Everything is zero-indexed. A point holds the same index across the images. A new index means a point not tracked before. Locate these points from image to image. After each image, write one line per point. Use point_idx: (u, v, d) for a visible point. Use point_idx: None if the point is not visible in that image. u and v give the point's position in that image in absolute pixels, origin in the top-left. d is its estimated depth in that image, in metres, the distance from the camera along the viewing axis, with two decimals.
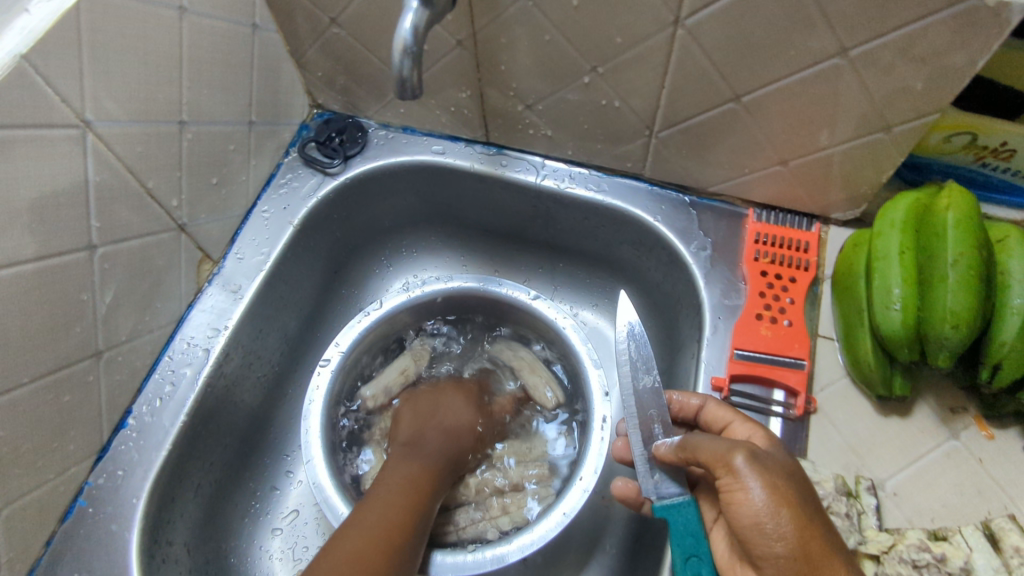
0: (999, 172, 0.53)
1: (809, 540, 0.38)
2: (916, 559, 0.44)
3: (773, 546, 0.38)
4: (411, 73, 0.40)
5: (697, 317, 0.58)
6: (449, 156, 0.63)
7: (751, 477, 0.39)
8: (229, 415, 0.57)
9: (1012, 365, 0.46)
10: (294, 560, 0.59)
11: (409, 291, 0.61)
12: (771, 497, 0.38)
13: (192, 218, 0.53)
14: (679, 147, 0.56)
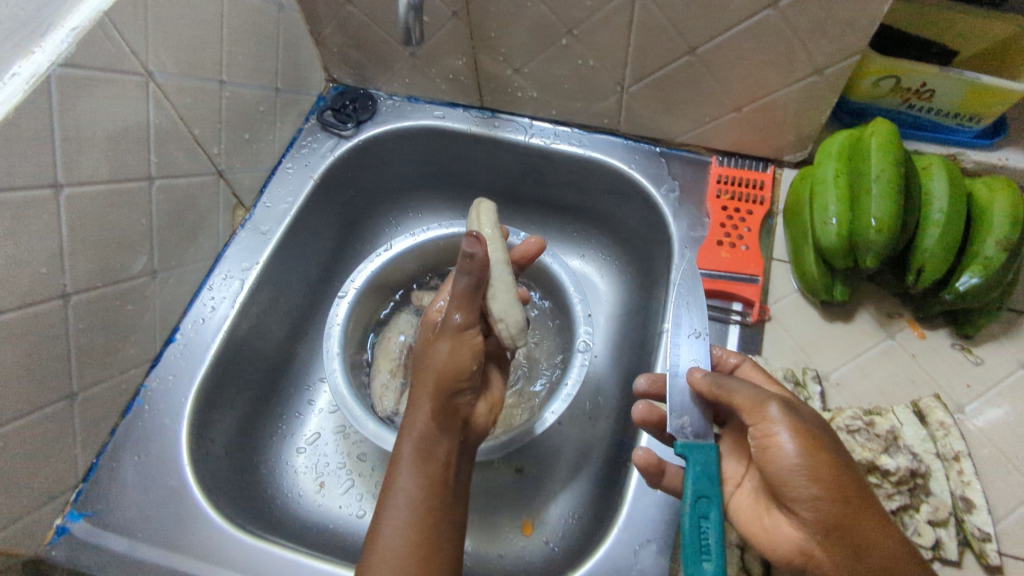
0: (925, 112, 0.62)
1: (842, 487, 0.38)
2: (851, 426, 0.52)
3: (809, 490, 0.38)
4: (414, 25, 0.48)
5: (668, 248, 0.66)
6: (448, 120, 0.72)
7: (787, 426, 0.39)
8: (259, 341, 0.65)
9: (932, 268, 0.55)
10: (317, 473, 0.66)
11: (415, 235, 0.69)
12: (806, 444, 0.38)
13: (229, 166, 0.62)
14: (647, 101, 0.65)
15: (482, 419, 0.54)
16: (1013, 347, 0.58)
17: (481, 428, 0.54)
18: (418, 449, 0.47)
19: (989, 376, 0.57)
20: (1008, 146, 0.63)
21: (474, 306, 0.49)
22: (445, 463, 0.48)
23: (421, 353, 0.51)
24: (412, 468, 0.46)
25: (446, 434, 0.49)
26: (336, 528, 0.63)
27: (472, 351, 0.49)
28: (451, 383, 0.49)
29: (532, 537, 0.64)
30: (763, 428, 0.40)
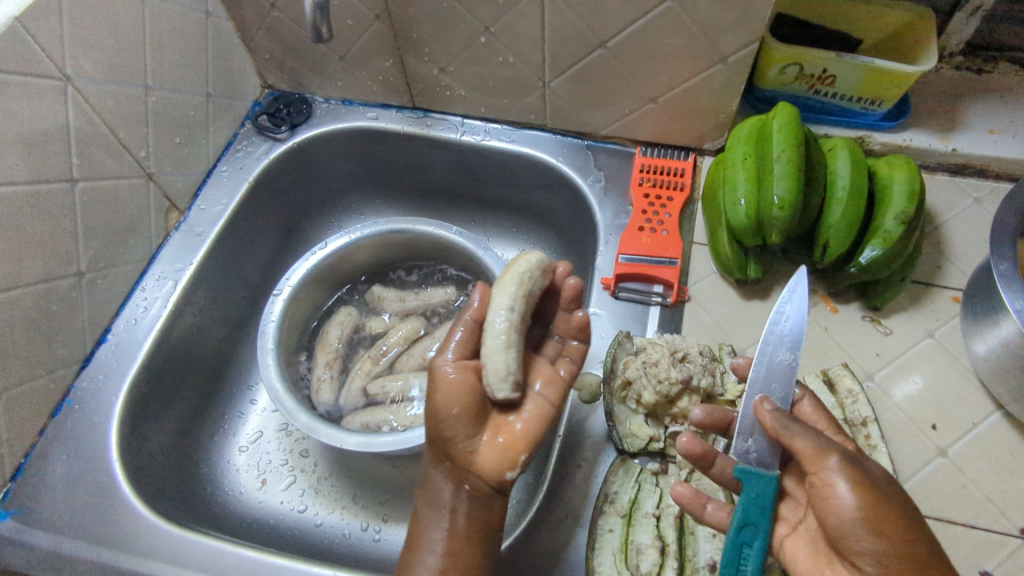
0: (832, 98, 0.65)
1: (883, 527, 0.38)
2: None
3: (869, 543, 0.38)
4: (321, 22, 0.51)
5: (595, 236, 0.69)
6: (382, 121, 0.74)
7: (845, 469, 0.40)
8: (196, 341, 0.66)
9: (836, 243, 0.57)
10: (258, 471, 0.67)
11: (351, 233, 0.71)
12: (863, 496, 0.39)
13: (160, 169, 0.63)
14: (569, 95, 0.67)
15: (489, 466, 0.48)
16: (919, 316, 0.61)
17: (489, 477, 0.48)
18: (434, 492, 0.49)
19: (897, 344, 0.60)
20: (909, 128, 0.67)
21: (461, 340, 0.51)
22: (448, 509, 0.48)
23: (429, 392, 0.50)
24: (427, 514, 0.49)
25: (449, 480, 0.49)
26: (276, 524, 0.64)
27: (459, 383, 0.48)
28: (435, 423, 0.48)
29: None
30: (821, 471, 0.40)
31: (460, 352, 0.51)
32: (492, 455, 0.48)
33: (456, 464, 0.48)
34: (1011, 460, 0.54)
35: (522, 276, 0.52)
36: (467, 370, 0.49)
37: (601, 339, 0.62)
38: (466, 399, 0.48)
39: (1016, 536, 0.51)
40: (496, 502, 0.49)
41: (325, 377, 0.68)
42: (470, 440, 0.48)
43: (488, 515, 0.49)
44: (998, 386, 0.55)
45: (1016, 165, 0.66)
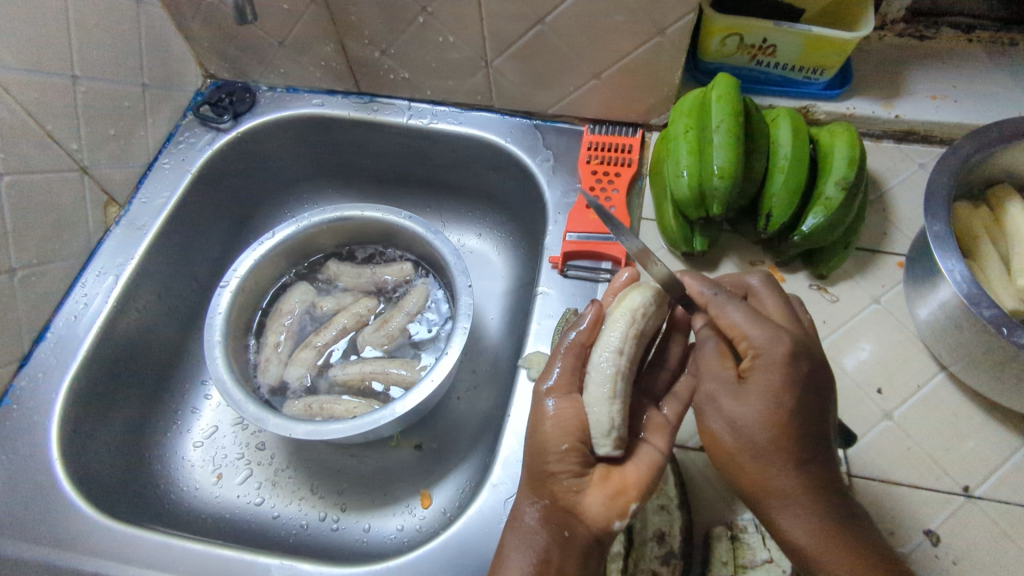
0: (774, 68, 0.65)
1: (757, 445, 0.43)
2: None
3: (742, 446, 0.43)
4: None
5: (545, 214, 0.69)
6: (327, 107, 0.73)
7: (721, 397, 0.44)
8: (145, 336, 0.66)
9: (779, 212, 0.57)
10: (214, 466, 0.65)
11: (298, 221, 0.70)
12: (737, 405, 0.43)
13: (94, 162, 0.63)
14: (513, 74, 0.67)
15: (596, 511, 0.43)
16: (865, 282, 0.62)
17: (596, 523, 0.43)
18: (521, 532, 0.45)
19: (844, 311, 0.61)
20: (853, 96, 0.67)
21: (567, 369, 0.48)
22: (542, 555, 0.44)
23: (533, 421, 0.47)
24: (511, 550, 0.45)
25: (546, 521, 0.45)
26: (232, 518, 0.63)
27: (566, 415, 0.46)
28: (540, 458, 0.45)
29: (430, 508, 0.62)
30: (702, 398, 0.46)
31: (565, 381, 0.48)
32: (600, 502, 0.44)
33: (559, 504, 0.44)
34: (953, 420, 0.55)
35: (632, 313, 0.49)
36: (572, 400, 0.46)
37: (550, 317, 0.62)
38: (575, 432, 0.45)
39: (959, 494, 0.52)
40: (593, 557, 0.45)
41: (273, 358, 0.67)
42: (578, 478, 0.44)
43: (584, 568, 0.44)
44: (940, 347, 0.56)
45: (958, 129, 0.66)
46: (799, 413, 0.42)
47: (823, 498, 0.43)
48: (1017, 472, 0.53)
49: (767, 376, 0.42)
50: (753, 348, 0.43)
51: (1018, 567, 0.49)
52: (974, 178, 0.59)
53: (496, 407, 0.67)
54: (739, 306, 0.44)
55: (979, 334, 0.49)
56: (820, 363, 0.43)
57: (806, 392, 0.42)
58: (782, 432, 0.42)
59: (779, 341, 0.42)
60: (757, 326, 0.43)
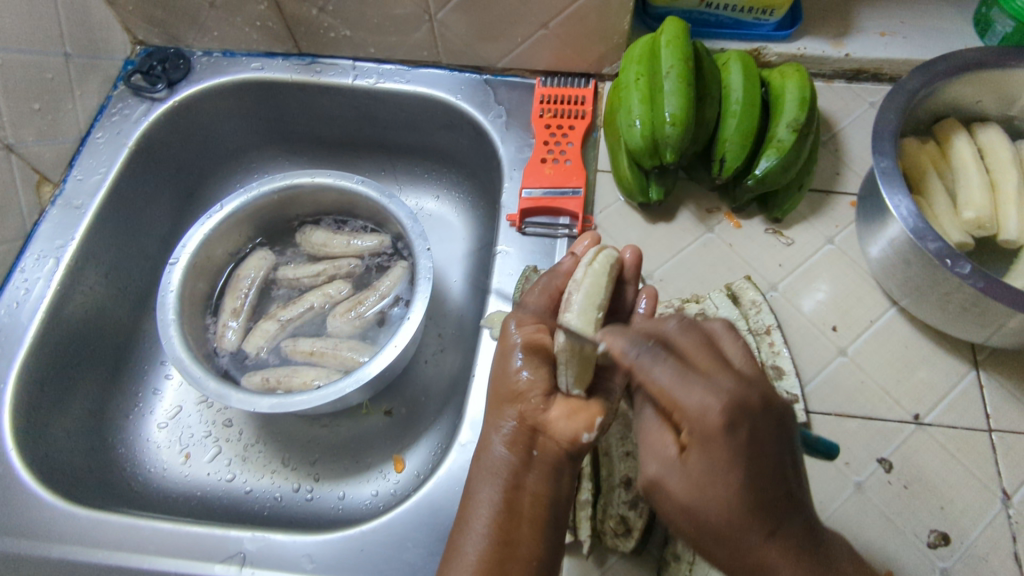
0: (724, 10, 0.64)
1: (670, 458, 0.38)
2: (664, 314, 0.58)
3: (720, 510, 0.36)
4: None
5: (501, 171, 0.68)
6: (267, 71, 0.70)
7: (668, 479, 0.38)
8: (96, 319, 0.64)
9: (732, 157, 0.57)
10: (181, 447, 0.64)
11: (247, 193, 0.67)
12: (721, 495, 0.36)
13: (19, 140, 0.60)
14: (458, 27, 0.65)
15: (562, 425, 0.44)
16: (819, 224, 0.63)
17: (563, 438, 0.44)
18: (488, 459, 0.45)
19: (799, 253, 0.61)
20: (803, 36, 0.67)
21: (538, 304, 0.50)
22: (512, 479, 0.44)
23: (501, 351, 0.48)
24: (478, 479, 0.45)
25: (513, 444, 0.45)
26: (204, 496, 0.62)
27: (532, 348, 0.47)
28: (507, 384, 0.46)
29: (403, 472, 0.62)
30: (633, 415, 0.43)
31: (535, 316, 0.49)
32: (566, 418, 0.44)
33: (525, 423, 0.45)
34: (904, 352, 0.57)
35: (597, 266, 0.49)
36: (539, 330, 0.48)
37: (510, 276, 0.62)
38: (541, 361, 0.46)
39: (910, 422, 0.54)
40: (565, 474, 0.45)
41: (232, 324, 0.66)
42: (544, 397, 0.45)
43: (555, 485, 0.44)
44: (890, 283, 0.57)
45: (906, 65, 0.67)
46: (735, 440, 0.35)
47: (731, 482, 0.35)
48: (964, 397, 0.55)
49: (685, 399, 0.38)
50: (678, 373, 0.39)
51: (964, 487, 0.52)
52: (921, 114, 0.60)
53: (462, 369, 0.67)
54: (666, 363, 0.37)
55: (926, 267, 0.51)
56: (764, 417, 0.36)
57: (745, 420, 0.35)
58: (699, 461, 0.36)
59: (711, 403, 0.35)
60: (687, 391, 0.36)
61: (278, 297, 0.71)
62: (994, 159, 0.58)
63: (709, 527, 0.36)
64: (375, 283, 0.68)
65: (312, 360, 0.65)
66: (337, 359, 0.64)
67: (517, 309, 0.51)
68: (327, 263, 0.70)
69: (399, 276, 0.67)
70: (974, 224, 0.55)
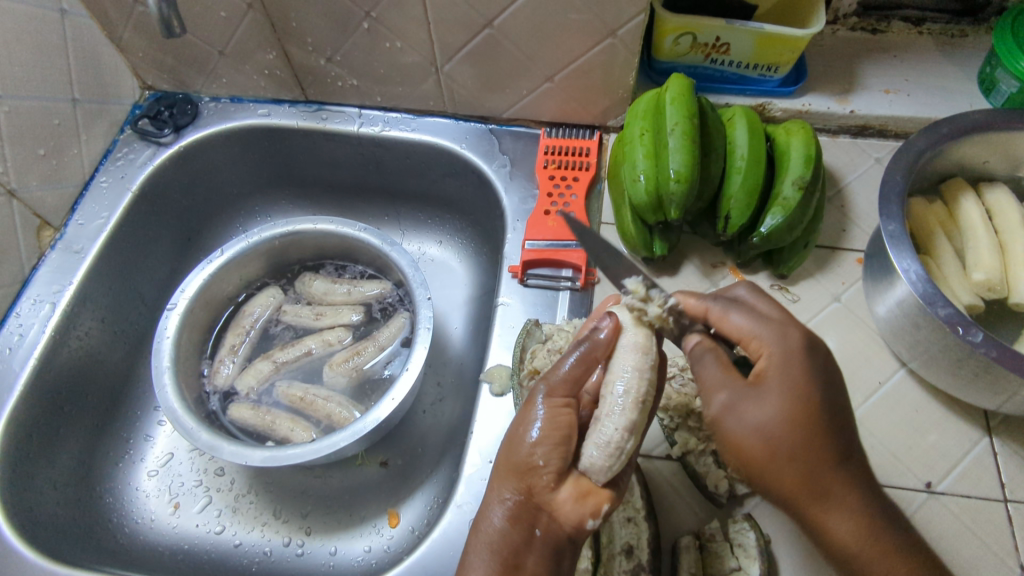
0: (728, 66, 0.64)
1: (793, 453, 0.40)
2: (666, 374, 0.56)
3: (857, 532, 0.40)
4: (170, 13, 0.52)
5: (504, 221, 0.67)
6: (274, 117, 0.70)
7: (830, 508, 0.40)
8: (90, 365, 0.63)
9: (737, 214, 0.56)
10: (170, 496, 0.63)
11: (248, 237, 0.67)
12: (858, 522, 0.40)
13: (23, 185, 0.60)
14: (464, 78, 0.65)
15: (569, 509, 0.42)
16: (825, 281, 0.62)
17: (568, 522, 0.42)
18: (487, 531, 0.43)
19: (805, 310, 0.60)
20: (808, 92, 0.67)
21: (570, 375, 0.44)
22: (511, 558, 0.42)
23: (522, 418, 0.44)
24: (474, 553, 0.42)
25: (515, 522, 0.42)
26: (191, 549, 0.60)
27: (552, 424, 0.43)
28: (521, 457, 0.43)
29: (398, 527, 0.61)
30: (718, 412, 0.43)
31: (566, 387, 0.44)
32: (573, 502, 0.42)
33: (532, 500, 0.42)
34: (914, 416, 0.55)
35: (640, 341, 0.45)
36: (567, 406, 0.44)
37: (512, 328, 0.61)
38: (559, 441, 0.43)
39: (922, 490, 0.52)
40: (565, 557, 0.43)
41: (228, 361, 0.66)
42: (556, 476, 0.42)
43: (554, 569, 0.42)
44: (899, 344, 0.56)
45: (912, 123, 0.67)
46: (828, 406, 0.41)
47: (866, 510, 0.41)
48: (977, 464, 0.53)
49: (788, 374, 0.41)
50: (765, 348, 0.43)
51: (980, 560, 0.50)
52: (927, 173, 0.59)
53: (461, 419, 0.65)
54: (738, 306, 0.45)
55: (937, 332, 0.49)
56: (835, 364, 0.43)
57: (828, 387, 0.42)
58: (793, 439, 0.40)
59: (789, 334, 0.43)
60: (766, 327, 0.43)
61: (277, 338, 0.70)
62: (1002, 219, 0.57)
63: (841, 528, 0.40)
64: (376, 332, 0.67)
65: (303, 406, 0.64)
66: (327, 412, 0.63)
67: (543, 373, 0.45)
68: (325, 310, 0.69)
69: (399, 326, 0.67)
70: (984, 286, 0.54)
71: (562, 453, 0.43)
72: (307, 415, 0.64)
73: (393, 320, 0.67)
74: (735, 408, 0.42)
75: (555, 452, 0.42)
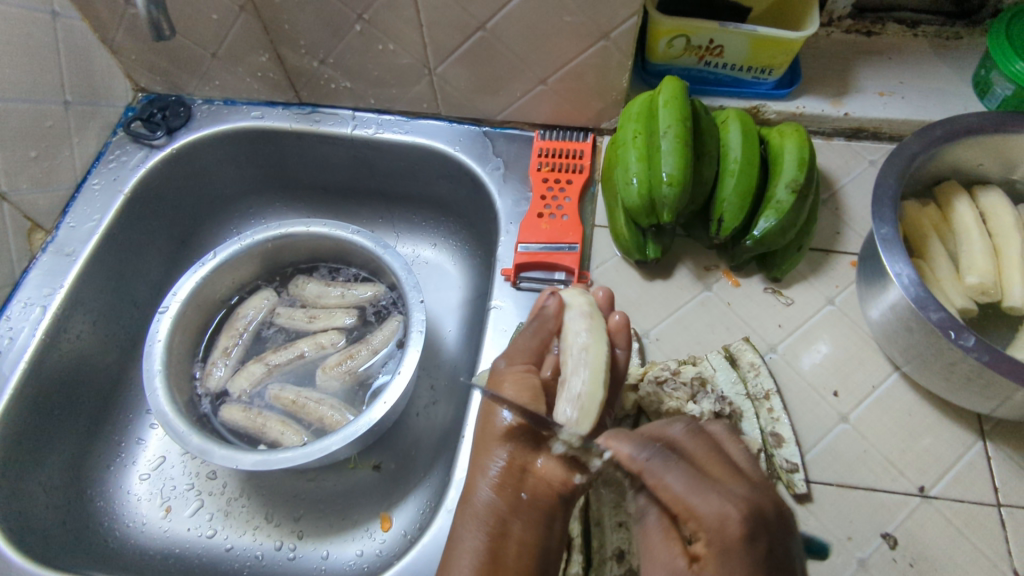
0: (722, 68, 0.64)
1: None
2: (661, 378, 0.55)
3: None
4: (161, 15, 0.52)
5: (498, 224, 0.67)
6: (267, 119, 0.70)
7: None
8: (81, 368, 0.63)
9: (730, 217, 0.56)
10: (161, 500, 0.62)
11: (241, 240, 0.67)
12: None
13: (13, 187, 0.59)
14: (457, 80, 0.65)
15: (552, 470, 0.47)
16: (819, 284, 0.62)
17: (553, 480, 0.47)
18: (475, 502, 0.47)
19: (799, 313, 0.60)
20: (803, 95, 0.67)
21: (529, 346, 0.51)
22: (498, 525, 0.46)
23: (494, 391, 0.49)
24: (464, 524, 0.46)
25: (502, 487, 0.46)
26: (182, 553, 0.60)
27: (521, 388, 0.48)
28: (499, 426, 0.48)
29: (390, 531, 0.60)
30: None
31: (525, 356, 0.51)
32: (557, 460, 0.47)
33: (516, 464, 0.47)
34: (908, 420, 0.55)
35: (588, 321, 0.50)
36: (529, 373, 0.50)
37: (504, 331, 0.60)
38: (531, 404, 0.48)
39: (915, 494, 0.52)
40: (555, 520, 0.47)
41: (221, 363, 0.66)
42: (533, 439, 0.48)
43: (543, 532, 0.46)
44: (893, 348, 0.55)
45: (906, 125, 0.66)
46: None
47: None
48: (971, 469, 0.53)
49: (725, 567, 0.36)
50: (702, 530, 0.37)
51: (973, 565, 0.49)
52: (922, 176, 0.59)
53: (454, 422, 0.65)
54: (677, 470, 0.39)
55: (929, 336, 0.49)
56: (781, 528, 0.38)
57: (775, 570, 0.36)
58: None
59: (728, 516, 0.36)
60: (700, 499, 0.38)
61: (270, 340, 0.70)
62: (995, 223, 0.57)
63: None
64: (369, 336, 0.67)
65: (295, 409, 0.64)
66: (318, 415, 0.63)
67: (507, 348, 0.52)
68: (318, 312, 0.69)
69: (393, 329, 0.66)
70: (977, 290, 0.53)
71: (535, 414, 0.48)
72: (298, 418, 0.63)
73: (388, 324, 0.67)
74: None
75: (528, 415, 0.48)
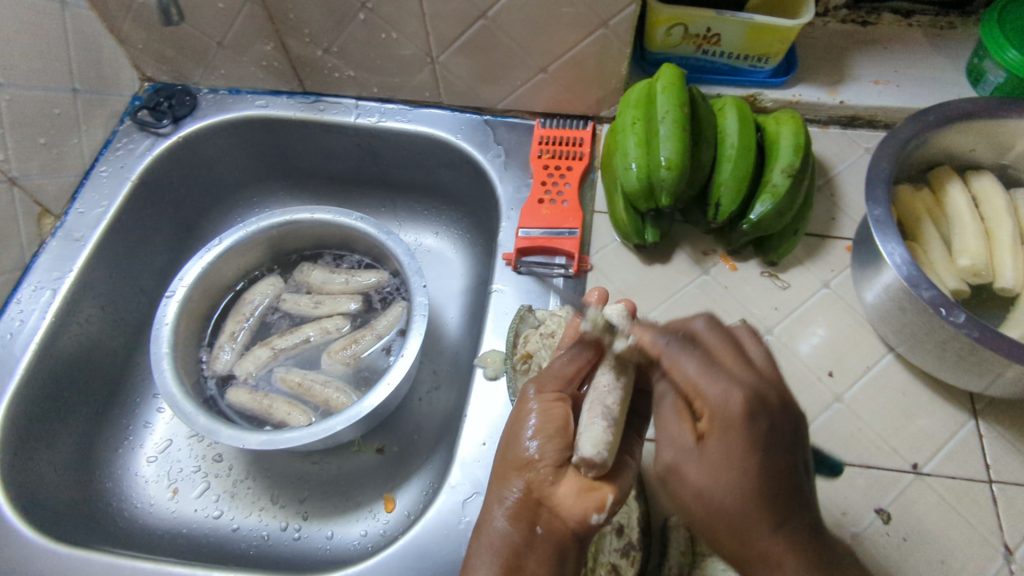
0: (720, 57, 0.65)
1: (721, 516, 0.38)
2: None
3: None
4: None
5: (499, 210, 0.68)
6: (271, 108, 0.71)
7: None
8: (89, 350, 0.64)
9: (727, 201, 0.57)
10: (169, 482, 0.63)
11: (246, 227, 0.68)
12: None
13: (24, 173, 0.61)
14: (460, 68, 0.66)
15: (570, 505, 0.42)
16: (815, 268, 0.63)
17: (570, 517, 0.42)
18: (490, 534, 0.44)
19: (795, 297, 0.61)
20: (799, 83, 0.68)
21: (562, 372, 0.48)
22: (512, 559, 0.42)
23: (516, 423, 0.47)
24: (477, 554, 0.43)
25: (517, 519, 0.43)
26: (190, 534, 0.61)
27: (546, 418, 0.45)
28: (515, 454, 0.45)
29: (393, 512, 0.61)
30: (663, 470, 0.41)
31: (556, 383, 0.48)
32: (575, 496, 0.42)
33: (531, 495, 0.43)
34: (902, 400, 0.56)
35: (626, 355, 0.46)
36: (558, 400, 0.47)
37: (505, 314, 0.62)
38: (553, 434, 0.45)
39: (908, 471, 0.53)
40: (569, 558, 0.43)
41: (227, 347, 0.67)
42: (554, 471, 0.44)
43: (557, 569, 0.43)
44: (887, 329, 0.57)
45: (901, 113, 0.67)
46: (772, 473, 0.37)
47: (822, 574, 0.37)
48: (963, 447, 0.54)
49: (726, 440, 0.38)
50: (707, 407, 0.39)
51: (965, 540, 0.50)
52: (916, 161, 0.60)
53: (456, 407, 0.66)
54: (692, 355, 0.41)
55: (922, 315, 0.50)
56: (784, 416, 0.39)
57: (772, 450, 0.37)
58: (737, 516, 0.37)
59: (733, 396, 0.38)
60: (712, 381, 0.39)
61: (275, 326, 0.70)
62: (987, 207, 0.58)
63: None
64: (373, 322, 0.68)
65: (300, 392, 0.65)
66: (324, 398, 0.64)
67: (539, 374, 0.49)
68: (323, 298, 0.70)
69: (397, 315, 0.67)
70: (969, 272, 0.54)
71: (559, 448, 0.44)
72: (302, 400, 0.64)
73: (393, 309, 0.68)
74: (678, 471, 0.40)
75: (551, 452, 0.44)
